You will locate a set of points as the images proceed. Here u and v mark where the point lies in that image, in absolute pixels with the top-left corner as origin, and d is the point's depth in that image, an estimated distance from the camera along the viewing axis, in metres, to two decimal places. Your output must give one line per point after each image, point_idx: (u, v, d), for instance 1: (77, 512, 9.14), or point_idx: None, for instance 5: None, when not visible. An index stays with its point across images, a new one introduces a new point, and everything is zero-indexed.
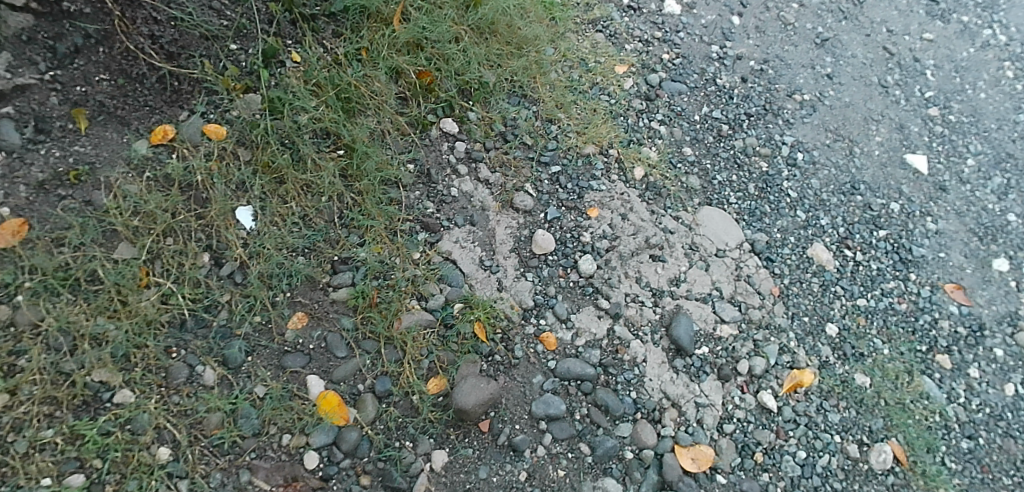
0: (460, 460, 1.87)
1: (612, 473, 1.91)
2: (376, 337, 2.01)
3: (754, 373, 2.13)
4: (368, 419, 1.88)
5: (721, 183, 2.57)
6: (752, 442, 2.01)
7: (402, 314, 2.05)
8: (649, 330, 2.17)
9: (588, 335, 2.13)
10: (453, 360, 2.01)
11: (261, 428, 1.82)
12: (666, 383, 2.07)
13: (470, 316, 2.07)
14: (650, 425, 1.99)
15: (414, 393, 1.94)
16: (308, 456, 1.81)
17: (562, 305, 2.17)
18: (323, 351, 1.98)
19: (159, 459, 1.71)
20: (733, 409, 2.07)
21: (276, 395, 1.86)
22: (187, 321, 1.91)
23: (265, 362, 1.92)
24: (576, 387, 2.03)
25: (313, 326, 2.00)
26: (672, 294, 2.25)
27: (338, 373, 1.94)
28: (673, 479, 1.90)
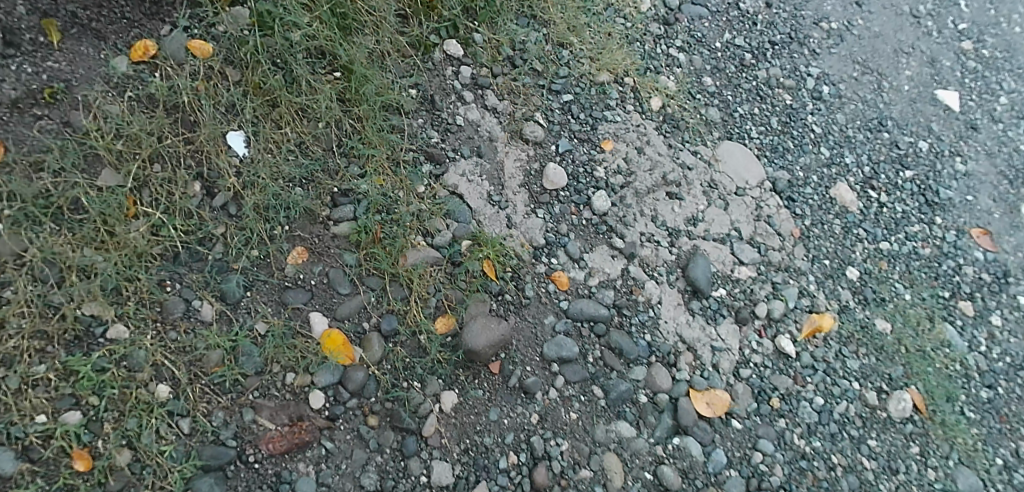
0: (469, 401, 1.83)
1: (625, 416, 1.88)
2: (381, 273, 1.92)
3: (773, 316, 2.07)
4: (374, 359, 1.82)
5: (743, 116, 2.40)
6: (769, 388, 2.00)
7: (407, 251, 1.95)
8: (665, 271, 2.07)
9: (602, 276, 2.03)
10: (462, 299, 1.92)
11: (264, 366, 1.76)
12: (681, 326, 2.01)
13: (478, 254, 1.97)
14: (665, 369, 1.95)
15: (421, 333, 1.86)
16: (314, 395, 1.77)
17: (575, 244, 2.06)
18: (325, 287, 1.89)
19: (158, 397, 1.66)
20: (751, 353, 2.03)
21: (278, 333, 1.79)
22: (180, 254, 1.80)
23: (265, 298, 1.84)
24: (589, 329, 1.96)
25: (314, 262, 1.90)
26: (689, 235, 2.13)
27: (342, 311, 1.86)
28: (687, 423, 1.90)
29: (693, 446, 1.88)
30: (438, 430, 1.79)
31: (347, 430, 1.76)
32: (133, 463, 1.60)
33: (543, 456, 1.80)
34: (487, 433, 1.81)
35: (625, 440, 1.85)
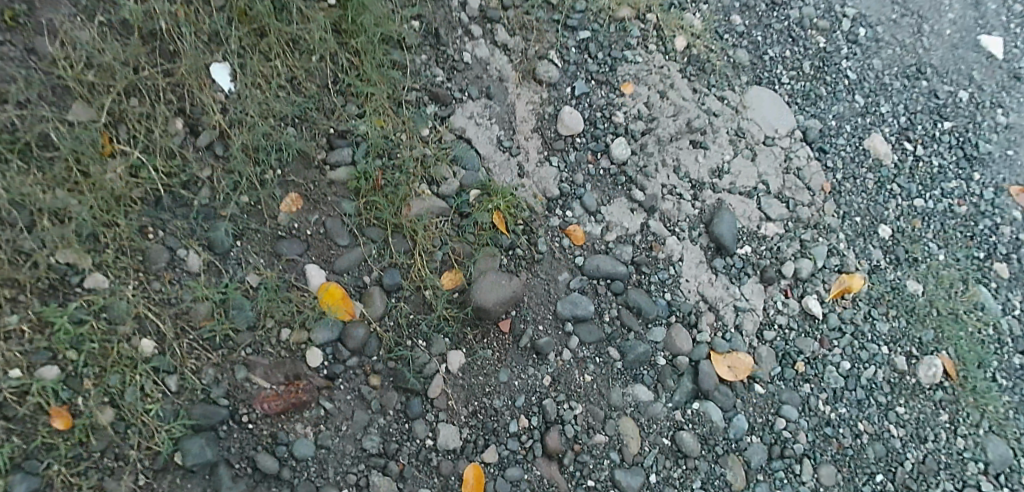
0: (477, 361, 1.72)
1: (642, 380, 1.77)
2: (382, 224, 1.76)
3: (800, 276, 1.95)
4: (376, 316, 1.69)
5: (773, 59, 2.22)
6: (794, 351, 1.89)
7: (410, 201, 1.79)
8: (687, 227, 1.93)
9: (619, 230, 1.89)
10: (470, 253, 1.79)
11: (256, 321, 1.63)
12: (703, 285, 1.88)
13: (488, 206, 1.82)
14: (685, 330, 1.83)
15: (426, 288, 1.73)
16: (311, 353, 1.64)
17: (591, 196, 1.90)
18: (322, 238, 1.74)
19: (142, 352, 1.53)
20: (775, 315, 1.91)
21: (272, 286, 1.65)
22: (162, 198, 1.65)
23: (257, 248, 1.69)
24: (605, 286, 1.83)
25: (310, 210, 1.75)
26: (714, 188, 1.98)
27: (340, 264, 1.72)
28: (709, 388, 1.79)
29: (713, 412, 1.77)
30: (445, 391, 1.68)
31: (347, 390, 1.65)
32: (117, 422, 1.48)
33: (555, 420, 1.70)
34: (497, 394, 1.70)
35: (642, 405, 1.75)
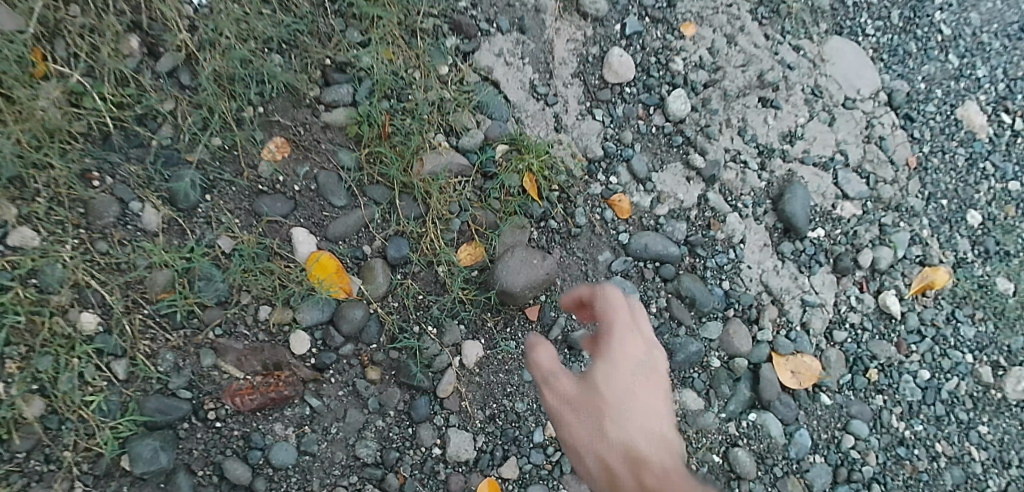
0: (498, 355, 1.41)
1: (692, 385, 1.50)
2: (388, 183, 1.38)
3: (878, 267, 1.67)
4: (378, 295, 1.35)
5: (858, 4, 1.85)
6: (867, 356, 1.64)
7: (424, 154, 1.40)
8: (751, 202, 1.61)
9: (673, 202, 1.56)
10: (494, 224, 1.44)
11: (228, 296, 1.26)
12: (768, 273, 1.59)
13: (518, 166, 1.46)
14: (744, 326, 1.55)
15: (440, 264, 1.39)
16: (296, 338, 1.29)
17: (642, 159, 1.56)
18: (313, 197, 1.33)
19: (81, 329, 1.18)
20: (847, 312, 1.65)
21: (249, 253, 1.27)
22: (112, 136, 1.24)
23: (232, 206, 1.29)
24: (654, 271, 1.52)
25: (298, 161, 1.33)
26: (784, 156, 1.66)
27: (334, 229, 1.33)
28: (770, 397, 1.54)
29: (773, 426, 1.53)
30: (458, 390, 1.37)
31: (339, 384, 1.31)
32: (48, 416, 1.15)
33: None
34: (520, 396, 1.40)
35: (690, 414, 1.49)
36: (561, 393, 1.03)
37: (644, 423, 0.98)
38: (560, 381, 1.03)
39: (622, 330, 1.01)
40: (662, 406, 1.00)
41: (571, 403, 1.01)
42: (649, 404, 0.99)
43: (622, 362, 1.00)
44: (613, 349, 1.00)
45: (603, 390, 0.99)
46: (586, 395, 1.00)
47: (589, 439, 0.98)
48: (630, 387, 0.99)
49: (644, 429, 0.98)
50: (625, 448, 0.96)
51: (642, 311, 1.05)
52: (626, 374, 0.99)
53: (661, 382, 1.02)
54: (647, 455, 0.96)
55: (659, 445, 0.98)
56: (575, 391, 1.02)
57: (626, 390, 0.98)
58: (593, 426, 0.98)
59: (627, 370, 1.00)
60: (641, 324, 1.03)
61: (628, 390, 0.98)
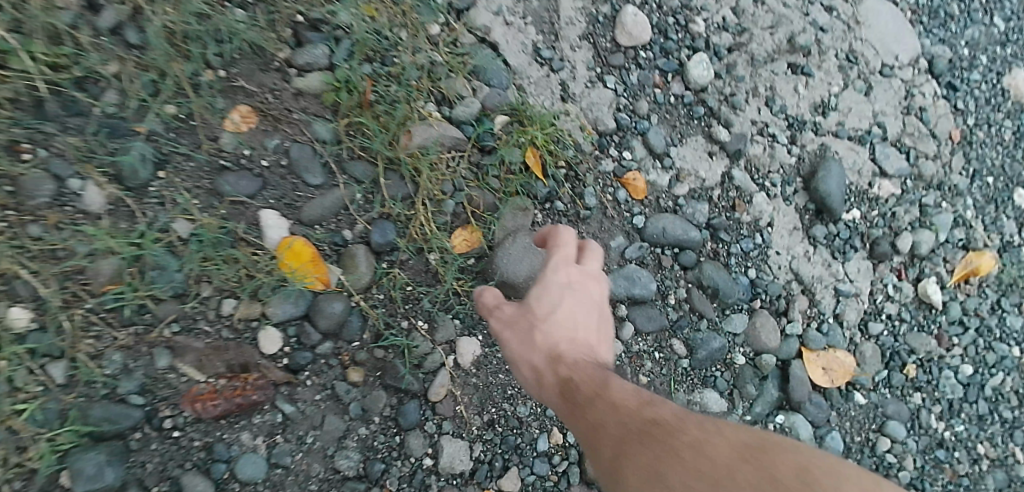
0: (497, 354, 1.24)
1: (715, 384, 1.34)
2: (371, 158, 1.20)
3: (918, 252, 1.52)
4: (361, 287, 1.18)
5: None
6: (905, 351, 1.49)
7: (412, 126, 1.22)
8: (780, 181, 1.44)
9: (693, 181, 1.39)
10: (492, 206, 1.27)
11: (186, 288, 1.07)
12: (798, 261, 1.43)
13: (520, 139, 1.28)
14: (772, 319, 1.39)
15: (431, 251, 1.22)
16: (266, 336, 1.12)
17: (659, 132, 1.38)
18: (284, 174, 1.15)
19: (8, 326, 0.96)
20: (884, 302, 1.49)
21: (210, 240, 1.08)
22: (45, 100, 1.02)
23: (190, 183, 1.09)
24: (672, 258, 1.35)
25: (266, 132, 1.15)
26: (816, 129, 1.49)
27: (309, 211, 1.16)
28: (801, 398, 1.38)
29: (802, 428, 1.38)
30: (452, 393, 1.21)
31: (316, 388, 1.14)
32: None
33: None
34: (523, 399, 1.24)
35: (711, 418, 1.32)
36: (504, 318, 1.11)
37: (576, 334, 1.08)
38: (503, 306, 1.11)
39: (563, 256, 1.12)
40: (595, 324, 1.12)
41: (509, 321, 1.10)
42: (582, 322, 1.10)
43: (562, 285, 1.10)
44: (552, 274, 1.10)
45: (541, 307, 1.08)
46: (524, 313, 1.09)
47: (524, 349, 1.07)
48: (560, 298, 1.09)
49: (574, 340, 1.08)
50: (557, 355, 1.05)
51: (588, 246, 1.17)
52: (563, 293, 1.09)
53: (596, 308, 1.12)
54: (575, 359, 1.05)
55: (586, 355, 1.07)
56: (518, 314, 1.09)
57: (562, 303, 1.09)
58: (527, 334, 1.08)
59: (564, 289, 1.10)
60: (587, 258, 1.15)
61: (564, 304, 1.09)
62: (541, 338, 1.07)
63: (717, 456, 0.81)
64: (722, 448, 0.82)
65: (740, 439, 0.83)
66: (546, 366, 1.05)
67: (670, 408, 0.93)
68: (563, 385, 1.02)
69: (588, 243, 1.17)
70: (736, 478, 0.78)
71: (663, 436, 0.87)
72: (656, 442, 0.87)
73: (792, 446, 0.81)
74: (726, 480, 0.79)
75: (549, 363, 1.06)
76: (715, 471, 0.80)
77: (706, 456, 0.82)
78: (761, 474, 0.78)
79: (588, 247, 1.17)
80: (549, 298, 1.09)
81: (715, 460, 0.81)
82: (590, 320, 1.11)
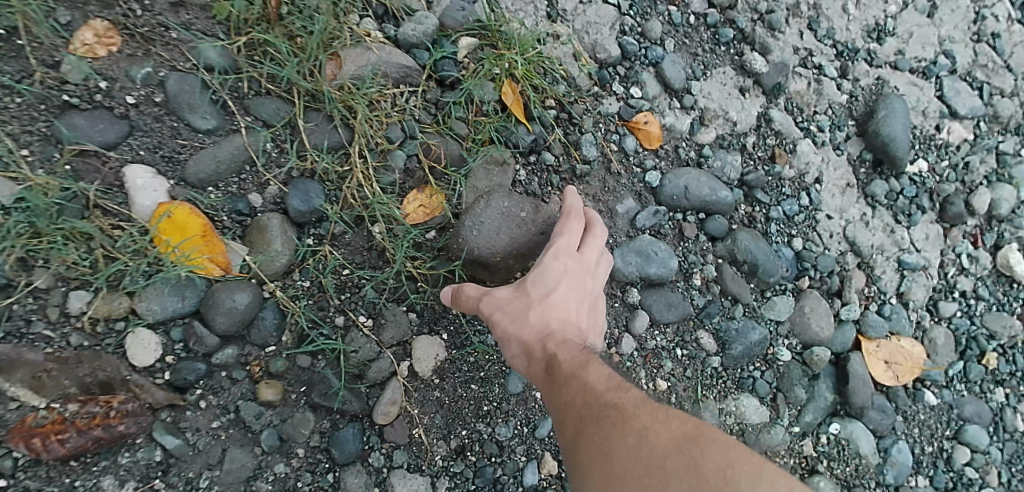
0: (467, 358, 0.92)
1: (754, 388, 1.03)
2: (286, 95, 0.87)
3: (996, 213, 1.19)
4: (275, 271, 0.86)
5: None
6: (982, 336, 1.17)
7: (341, 48, 0.89)
8: (830, 124, 1.12)
9: (720, 125, 1.07)
10: (459, 159, 0.94)
11: (10, 276, 0.75)
12: (855, 226, 1.11)
13: (492, 68, 0.95)
14: (824, 302, 1.07)
15: (374, 222, 0.90)
16: (135, 343, 0.80)
17: (675, 61, 1.06)
18: (161, 116, 0.83)
19: None
20: (956, 276, 1.17)
21: (44, 209, 0.76)
22: None
23: (16, 126, 0.77)
24: (696, 227, 1.03)
25: (131, 56, 0.83)
26: (871, 57, 1.16)
27: (197, 166, 0.84)
28: (863, 403, 1.06)
29: (864, 442, 1.05)
30: (406, 413, 0.89)
31: (212, 413, 0.83)
32: None
33: None
34: (503, 417, 0.92)
35: (751, 431, 1.02)
36: (498, 301, 0.84)
37: (572, 318, 0.85)
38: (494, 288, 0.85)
39: (573, 239, 0.87)
40: (591, 310, 0.88)
41: (502, 307, 0.84)
42: (583, 311, 0.86)
43: (561, 269, 0.85)
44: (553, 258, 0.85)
45: (536, 288, 0.85)
46: (517, 296, 0.85)
47: (515, 333, 0.83)
48: (569, 276, 0.85)
49: (570, 322, 0.85)
50: (553, 338, 0.82)
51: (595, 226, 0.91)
52: (560, 277, 0.85)
53: (596, 296, 0.89)
54: (567, 340, 0.83)
55: (583, 341, 0.84)
56: (511, 295, 0.84)
57: (561, 287, 0.85)
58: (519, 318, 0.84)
59: (563, 274, 0.85)
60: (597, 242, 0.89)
61: (561, 289, 0.85)
62: (538, 321, 0.83)
63: (659, 442, 0.64)
64: (668, 430, 0.65)
65: (691, 430, 0.65)
66: (538, 350, 0.82)
67: (643, 397, 0.72)
68: (549, 370, 0.80)
69: (595, 221, 0.91)
70: (668, 472, 0.61)
71: (616, 419, 0.69)
72: (608, 428, 0.68)
73: (744, 453, 0.62)
74: (656, 474, 0.62)
75: (539, 345, 0.82)
76: (650, 462, 0.63)
77: (649, 443, 0.64)
78: (694, 473, 0.61)
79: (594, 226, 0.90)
80: (547, 277, 0.85)
81: (656, 448, 0.63)
82: (588, 309, 0.87)
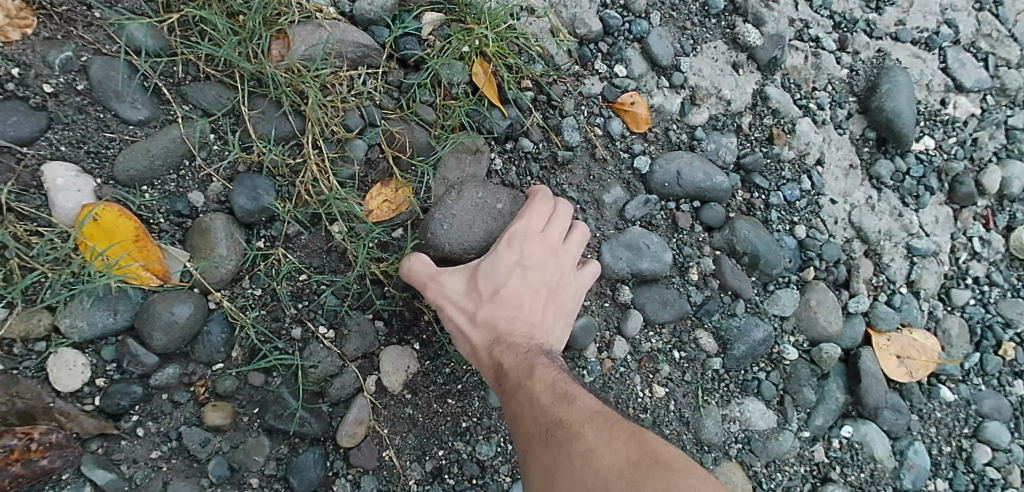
0: (443, 369, 0.82)
1: (758, 390, 0.94)
2: (226, 78, 0.78)
3: (1008, 193, 1.11)
4: (219, 278, 0.76)
5: None
6: (999, 324, 1.08)
7: (288, 25, 0.79)
8: (830, 101, 1.04)
9: (713, 104, 0.98)
10: (426, 147, 0.84)
11: None
12: (859, 211, 1.02)
13: (460, 45, 0.86)
14: (831, 294, 0.99)
15: (332, 220, 0.80)
16: (57, 364, 0.70)
17: (663, 35, 0.97)
18: (82, 105, 0.74)
19: None
20: (969, 261, 1.09)
21: None
22: None
23: None
24: (691, 215, 0.95)
25: (49, 39, 0.73)
26: (871, 28, 1.08)
27: (127, 161, 0.74)
28: (877, 403, 0.97)
29: (879, 445, 0.96)
30: (375, 434, 0.80)
31: (152, 442, 0.73)
32: None
33: None
34: (484, 433, 0.83)
35: (756, 438, 0.93)
36: (446, 294, 0.75)
37: (526, 313, 0.75)
38: (441, 273, 0.76)
39: (527, 226, 0.78)
40: (555, 303, 0.78)
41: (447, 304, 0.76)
42: (538, 304, 0.76)
43: (515, 258, 0.76)
44: (502, 247, 0.76)
45: (486, 281, 0.75)
46: (468, 289, 0.76)
47: (465, 332, 0.75)
48: (520, 266, 0.76)
49: (521, 317, 0.75)
50: (502, 336, 0.74)
51: (565, 209, 0.81)
52: (513, 268, 0.76)
53: (559, 286, 0.78)
54: (516, 339, 0.73)
55: (538, 340, 0.74)
56: (461, 288, 0.76)
57: (512, 278, 0.76)
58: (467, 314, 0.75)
59: (518, 264, 0.76)
60: (559, 227, 0.80)
61: (514, 280, 0.76)
62: (486, 317, 0.75)
63: (604, 472, 0.59)
64: (614, 453, 0.60)
65: (637, 451, 0.60)
66: (486, 353, 0.74)
67: (592, 406, 0.65)
68: (497, 375, 0.72)
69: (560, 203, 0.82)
70: None
71: (562, 442, 0.63)
72: (554, 452, 0.63)
73: (690, 473, 0.58)
74: None
75: (487, 346, 0.74)
76: None
77: (594, 473, 0.60)
78: None
79: (564, 208, 0.81)
80: (497, 268, 0.76)
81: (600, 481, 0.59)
82: (547, 301, 0.77)
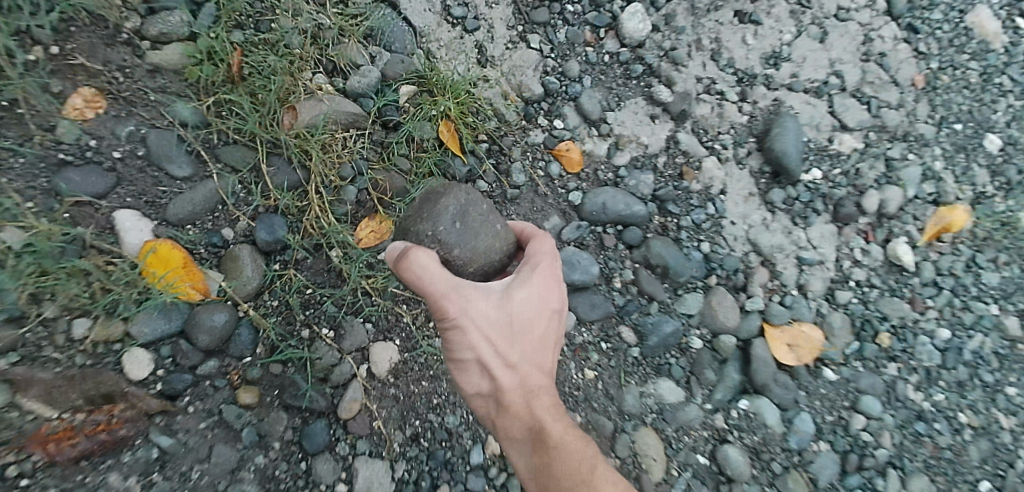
0: (418, 359, 1.07)
1: (670, 372, 1.19)
2: (249, 142, 1.04)
3: (885, 211, 1.34)
4: (248, 293, 1.02)
5: None
6: (876, 318, 1.30)
7: (296, 102, 1.06)
8: (732, 142, 1.28)
9: (635, 148, 1.24)
10: (403, 189, 1.09)
11: (23, 308, 0.90)
12: (755, 229, 1.26)
13: (428, 111, 1.12)
14: (730, 295, 1.23)
15: (331, 247, 1.06)
16: (131, 358, 0.96)
17: (594, 95, 1.23)
18: (143, 166, 0.99)
19: None
20: (850, 267, 1.31)
21: (50, 250, 0.91)
22: None
23: (22, 183, 0.92)
24: (616, 237, 1.20)
25: (119, 118, 0.98)
26: (769, 82, 1.33)
27: (179, 207, 1.00)
28: (765, 380, 1.20)
29: (770, 413, 1.19)
30: (367, 408, 1.04)
31: (200, 415, 0.98)
32: None
33: None
34: (451, 408, 1.07)
35: (668, 409, 1.17)
36: (480, 321, 0.88)
37: (543, 357, 0.94)
38: (468, 300, 0.87)
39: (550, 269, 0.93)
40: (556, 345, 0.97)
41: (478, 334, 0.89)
42: (549, 350, 0.95)
43: (542, 305, 0.92)
44: (533, 287, 0.90)
45: (515, 324, 0.90)
46: (496, 320, 0.90)
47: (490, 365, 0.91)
48: (545, 314, 0.93)
49: (539, 363, 0.94)
50: (523, 377, 0.93)
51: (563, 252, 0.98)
52: (539, 313, 0.92)
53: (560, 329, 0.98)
54: (538, 389, 0.93)
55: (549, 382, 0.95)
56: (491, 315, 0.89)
57: (536, 326, 0.92)
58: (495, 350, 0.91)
59: (543, 310, 0.92)
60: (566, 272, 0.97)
61: (538, 328, 0.93)
62: (513, 361, 0.92)
63: None
64: None
65: None
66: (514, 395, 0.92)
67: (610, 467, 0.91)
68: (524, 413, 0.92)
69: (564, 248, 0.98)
70: None
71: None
72: None
73: None
74: None
75: (511, 384, 0.92)
76: None
77: None
78: None
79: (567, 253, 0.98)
80: (527, 311, 0.91)
81: None
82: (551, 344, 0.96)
